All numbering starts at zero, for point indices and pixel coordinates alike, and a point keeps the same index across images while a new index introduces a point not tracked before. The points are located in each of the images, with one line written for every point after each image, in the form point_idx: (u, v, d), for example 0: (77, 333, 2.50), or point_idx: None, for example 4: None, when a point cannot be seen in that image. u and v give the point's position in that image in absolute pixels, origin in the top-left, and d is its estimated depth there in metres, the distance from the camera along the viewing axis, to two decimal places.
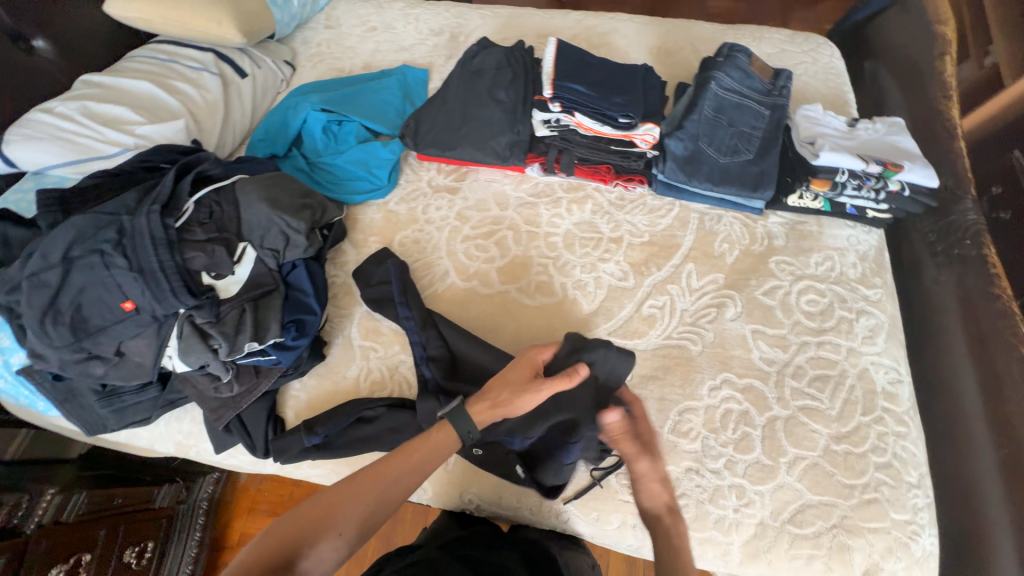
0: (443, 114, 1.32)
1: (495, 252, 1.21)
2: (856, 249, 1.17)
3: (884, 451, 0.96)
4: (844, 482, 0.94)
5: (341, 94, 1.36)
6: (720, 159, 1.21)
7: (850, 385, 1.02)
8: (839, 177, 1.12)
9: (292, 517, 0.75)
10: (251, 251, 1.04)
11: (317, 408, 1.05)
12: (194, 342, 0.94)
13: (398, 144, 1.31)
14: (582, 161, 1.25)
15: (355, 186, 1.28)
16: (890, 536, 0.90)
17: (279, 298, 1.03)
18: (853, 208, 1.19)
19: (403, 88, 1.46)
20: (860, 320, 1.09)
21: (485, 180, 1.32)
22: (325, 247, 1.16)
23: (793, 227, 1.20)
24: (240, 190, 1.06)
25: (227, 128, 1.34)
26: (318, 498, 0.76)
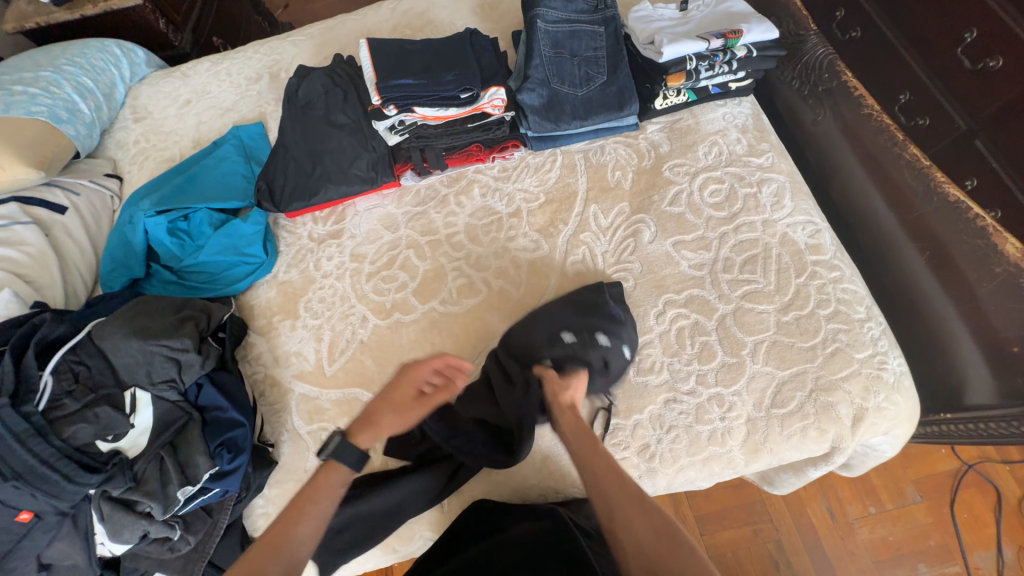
0: (291, 161, 1.21)
1: (403, 277, 1.14)
2: (735, 125, 1.17)
3: (828, 302, 0.98)
4: (804, 346, 0.95)
5: (175, 187, 1.22)
6: (577, 93, 1.17)
7: (777, 255, 1.03)
8: (689, 66, 1.09)
9: None
10: (144, 394, 0.93)
11: None
12: (121, 517, 0.84)
13: (260, 212, 1.19)
14: (449, 151, 1.19)
15: (233, 274, 1.16)
16: (862, 376, 0.93)
17: (197, 426, 0.93)
18: (716, 88, 1.18)
19: (242, 150, 1.33)
20: (763, 190, 1.09)
21: (365, 209, 1.23)
22: (227, 350, 1.05)
23: (672, 128, 1.19)
24: (99, 337, 0.93)
25: (70, 273, 1.18)
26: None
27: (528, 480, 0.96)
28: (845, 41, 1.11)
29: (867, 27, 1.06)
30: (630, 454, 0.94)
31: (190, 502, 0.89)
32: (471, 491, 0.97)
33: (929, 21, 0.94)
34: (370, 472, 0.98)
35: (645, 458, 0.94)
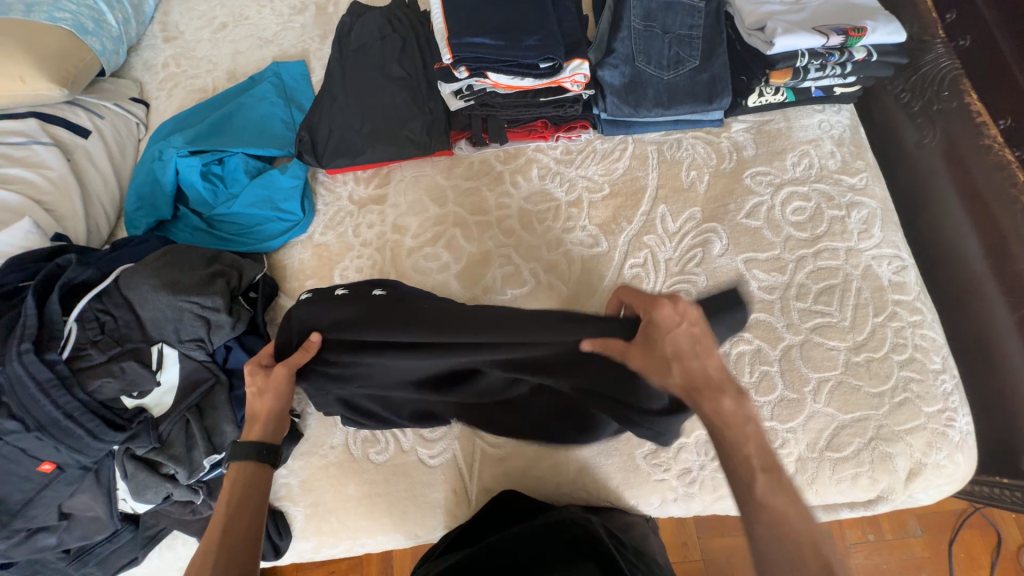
0: (338, 113, 1.10)
1: (448, 257, 1.06)
2: (830, 135, 1.06)
3: (904, 347, 0.91)
4: (871, 392, 0.89)
5: (209, 124, 1.11)
6: (663, 76, 1.04)
7: (856, 289, 0.95)
8: (799, 63, 0.96)
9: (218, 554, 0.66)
10: (171, 350, 0.88)
11: (314, 488, 0.95)
12: (144, 477, 0.82)
13: (299, 165, 1.10)
14: (511, 123, 1.08)
15: (267, 230, 1.08)
16: (927, 431, 0.88)
17: (224, 391, 0.89)
18: (819, 90, 1.06)
19: (282, 91, 1.21)
20: (852, 214, 1.00)
21: (412, 176, 1.13)
22: (258, 312, 0.99)
23: (759, 130, 1.08)
24: (126, 286, 0.87)
25: (93, 205, 1.10)
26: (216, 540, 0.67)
27: (559, 488, 0.93)
28: (952, 47, 1.01)
29: (979, 39, 0.96)
30: (669, 476, 0.90)
31: (215, 468, 0.86)
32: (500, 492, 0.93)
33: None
34: (397, 458, 0.94)
35: (684, 482, 0.90)
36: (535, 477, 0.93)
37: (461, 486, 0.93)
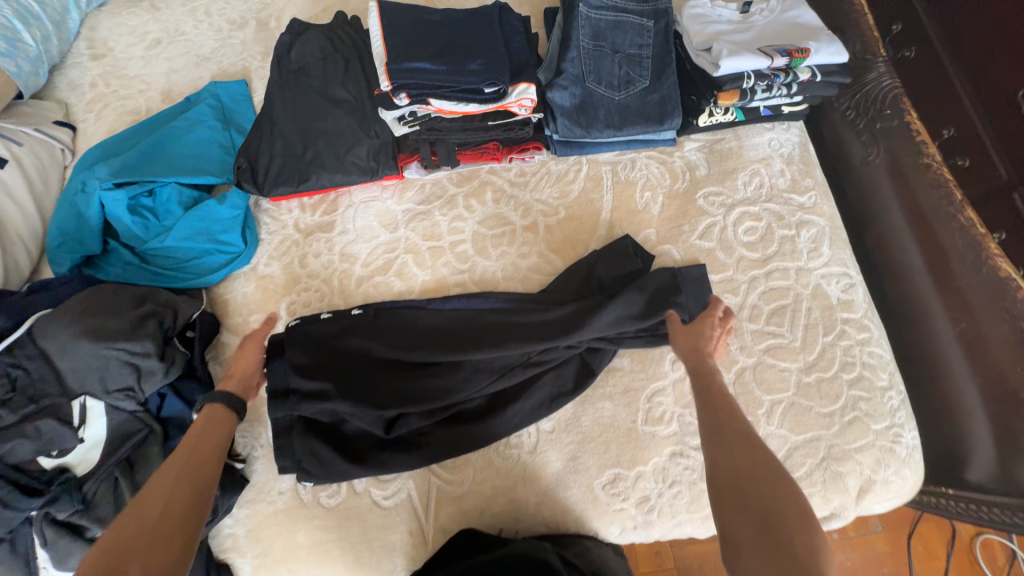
0: (279, 138, 1.05)
1: (400, 286, 1.02)
2: (780, 153, 1.07)
3: (853, 366, 0.93)
4: (822, 412, 0.90)
5: (139, 151, 1.04)
6: (613, 97, 1.03)
7: (807, 309, 0.96)
8: (746, 84, 0.96)
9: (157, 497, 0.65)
10: (94, 403, 0.82)
11: (261, 538, 0.90)
12: (67, 544, 0.76)
13: (239, 193, 1.04)
14: (462, 146, 1.05)
15: (205, 263, 1.02)
16: (876, 448, 0.89)
17: (157, 443, 0.83)
18: (768, 109, 1.06)
19: (220, 113, 1.14)
20: (801, 233, 1.01)
21: (362, 202, 1.09)
22: (196, 354, 0.93)
23: (711, 149, 1.07)
24: (42, 336, 0.81)
25: (10, 242, 1.02)
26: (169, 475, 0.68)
27: (519, 522, 0.90)
28: (896, 59, 1.04)
29: (922, 47, 0.99)
30: (628, 506, 0.89)
31: None
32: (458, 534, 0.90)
33: (993, 65, 0.87)
34: (349, 501, 0.91)
35: (643, 510, 0.89)
36: (494, 514, 0.90)
37: (416, 527, 0.90)
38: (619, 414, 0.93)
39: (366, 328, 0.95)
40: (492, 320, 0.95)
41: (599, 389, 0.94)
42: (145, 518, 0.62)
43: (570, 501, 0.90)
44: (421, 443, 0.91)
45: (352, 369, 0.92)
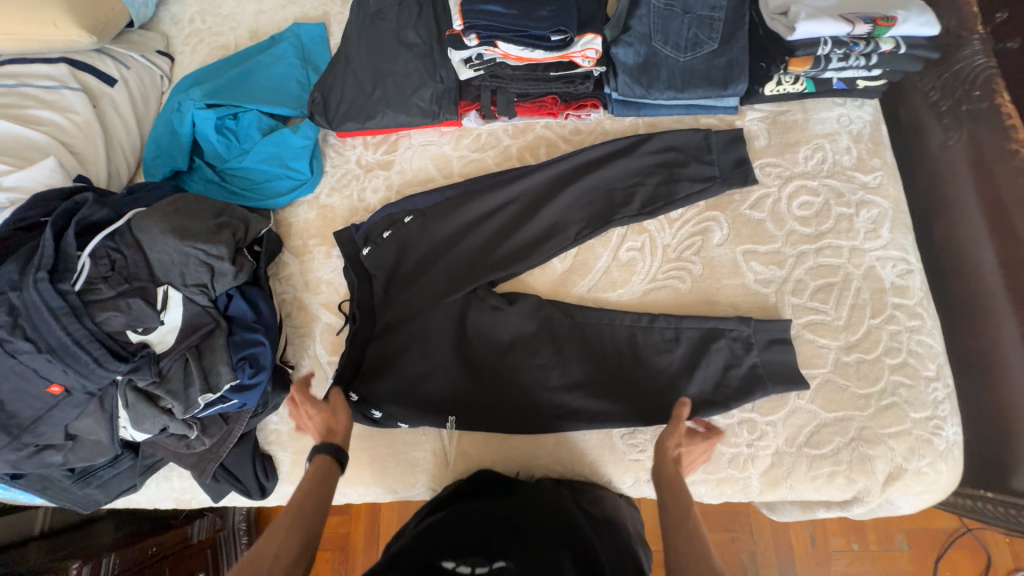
0: (351, 76, 1.11)
1: (451, 243, 1.04)
2: (848, 130, 1.02)
3: (898, 351, 0.89)
4: (858, 393, 0.88)
5: (228, 79, 1.14)
6: (678, 58, 1.02)
7: (856, 289, 0.93)
8: (822, 50, 0.92)
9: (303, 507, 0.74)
10: (175, 293, 0.93)
11: (301, 436, 0.99)
12: (143, 409, 0.87)
13: (311, 125, 1.12)
14: (521, 97, 1.07)
15: (275, 187, 1.12)
16: (911, 437, 0.86)
17: (223, 335, 0.94)
18: (841, 82, 1.02)
19: (299, 51, 1.22)
20: (860, 214, 0.97)
21: (420, 145, 1.15)
22: (261, 266, 1.03)
23: (774, 120, 1.04)
24: (137, 227, 0.92)
25: (115, 152, 1.15)
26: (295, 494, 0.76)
27: (536, 458, 0.93)
28: (993, 38, 0.97)
29: None
30: (644, 457, 0.91)
31: (210, 407, 0.90)
32: (477, 459, 0.94)
33: None
34: None
35: None
36: (513, 447, 0.94)
37: (440, 446, 0.96)
38: (647, 367, 0.93)
39: (420, 250, 1.05)
40: (536, 249, 1.01)
41: (629, 346, 0.95)
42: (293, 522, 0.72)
43: (587, 444, 0.92)
44: (462, 388, 0.95)
45: (402, 293, 1.02)
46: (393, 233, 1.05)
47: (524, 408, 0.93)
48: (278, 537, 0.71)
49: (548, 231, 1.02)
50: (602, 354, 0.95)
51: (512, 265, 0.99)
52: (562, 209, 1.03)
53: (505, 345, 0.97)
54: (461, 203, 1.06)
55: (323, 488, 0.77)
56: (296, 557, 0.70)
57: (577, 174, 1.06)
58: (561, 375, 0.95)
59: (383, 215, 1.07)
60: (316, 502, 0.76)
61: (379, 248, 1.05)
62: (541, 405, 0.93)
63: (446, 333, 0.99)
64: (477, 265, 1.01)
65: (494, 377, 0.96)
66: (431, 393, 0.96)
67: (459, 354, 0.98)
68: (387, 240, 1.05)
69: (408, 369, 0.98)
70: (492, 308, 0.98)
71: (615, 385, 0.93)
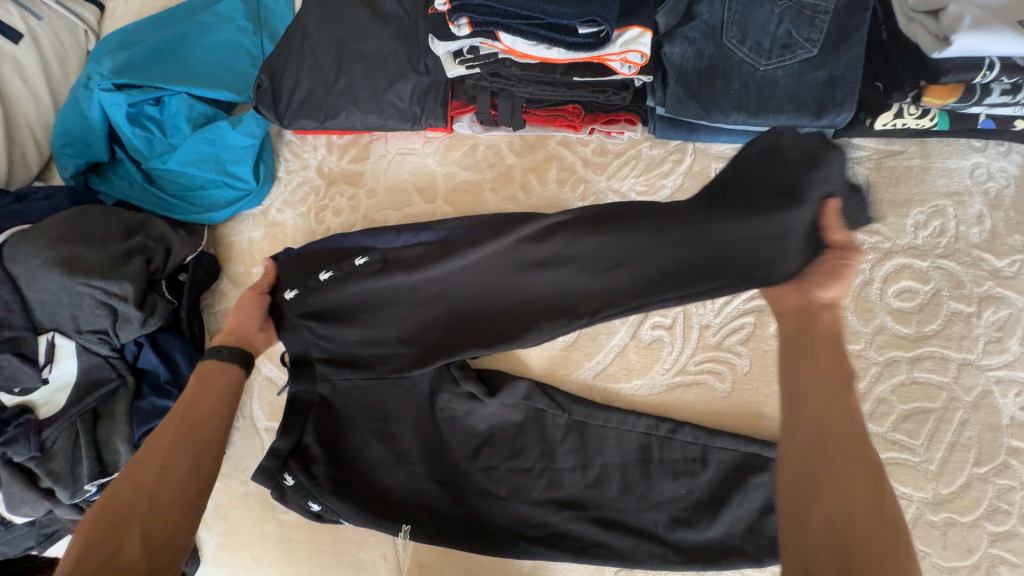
0: (309, 56, 0.83)
1: (415, 304, 0.76)
2: (982, 190, 0.74)
3: (1005, 516, 0.66)
4: (941, 565, 0.66)
5: (152, 47, 0.86)
6: (757, 65, 0.71)
7: (960, 422, 0.68)
8: (982, 77, 0.62)
9: (163, 447, 0.64)
10: (66, 342, 0.74)
11: (226, 517, 0.81)
12: (18, 491, 0.69)
13: (257, 118, 0.86)
14: (531, 104, 0.79)
15: (208, 196, 0.87)
16: None
17: (127, 398, 0.75)
18: (989, 121, 0.71)
19: (255, 11, 0.92)
20: (982, 314, 0.70)
21: (398, 154, 0.89)
22: (184, 303, 0.82)
23: (878, 164, 0.76)
24: (15, 256, 0.71)
25: (17, 135, 0.90)
26: (167, 428, 0.65)
27: None
28: None
29: None
30: None
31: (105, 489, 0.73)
32: (437, 575, 0.76)
33: None
34: None
35: None
36: (481, 564, 0.76)
37: (393, 551, 0.78)
38: (661, 490, 0.71)
39: (373, 306, 0.76)
40: (530, 327, 0.71)
41: (641, 460, 0.73)
42: (163, 465, 0.62)
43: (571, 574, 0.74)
44: (422, 490, 0.74)
45: (344, 360, 0.76)
46: (334, 275, 0.75)
47: (495, 524, 0.72)
48: (164, 440, 0.64)
49: (554, 300, 0.71)
50: (603, 466, 0.73)
51: (494, 348, 0.72)
52: (569, 276, 0.71)
53: (481, 438, 0.76)
54: (433, 248, 0.74)
55: (218, 385, 0.71)
56: (189, 468, 0.63)
57: (603, 219, 0.70)
58: (548, 487, 0.73)
59: (326, 245, 0.78)
60: (211, 401, 0.69)
61: (317, 295, 0.76)
62: (517, 524, 0.72)
63: (408, 416, 0.77)
64: (449, 343, 0.74)
65: (463, 478, 0.74)
66: (387, 487, 0.74)
67: (422, 443, 0.76)
68: (326, 286, 0.75)
69: (355, 459, 0.74)
70: (467, 394, 0.76)
71: (617, 508, 0.72)
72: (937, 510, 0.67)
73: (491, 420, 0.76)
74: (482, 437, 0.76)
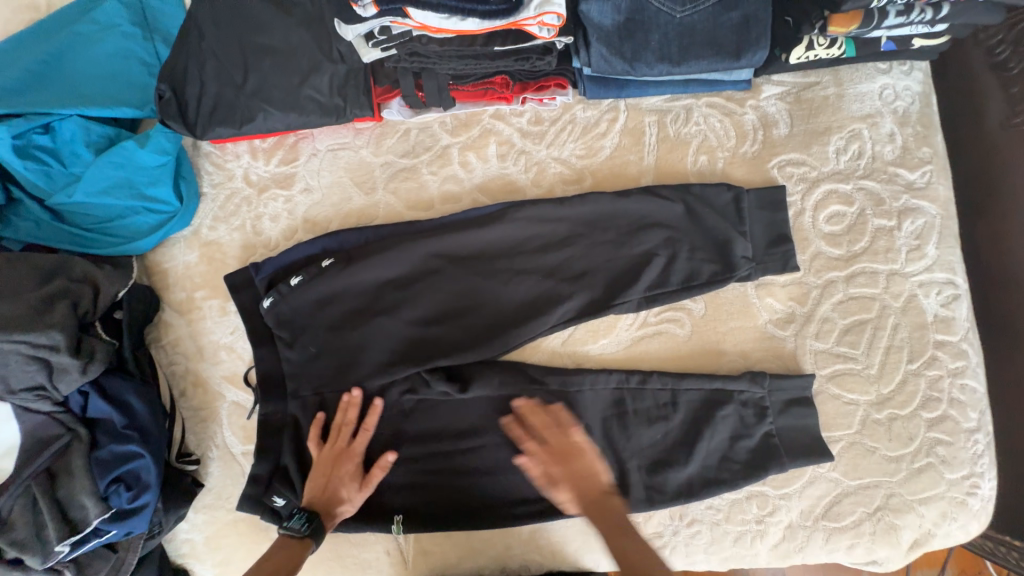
0: (211, 57, 0.77)
1: (382, 300, 0.76)
2: (891, 109, 0.79)
3: (937, 403, 0.73)
4: (888, 456, 0.73)
5: (30, 69, 0.78)
6: (673, 13, 0.72)
7: (893, 328, 0.75)
8: (878, 3, 0.65)
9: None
10: (2, 405, 0.69)
11: (219, 547, 0.80)
12: None
13: (167, 132, 0.79)
14: (458, 80, 0.76)
15: (128, 225, 0.80)
16: (944, 501, 0.72)
17: (82, 452, 0.70)
18: (891, 43, 0.74)
19: (138, 12, 0.83)
20: (902, 226, 0.76)
21: (329, 150, 0.85)
22: (126, 342, 0.77)
23: (797, 98, 0.80)
24: None
25: None
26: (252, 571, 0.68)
27: (511, 549, 0.78)
28: None
29: None
30: None
31: (81, 547, 0.70)
32: (442, 558, 0.78)
33: None
34: None
35: (654, 546, 0.76)
36: (482, 540, 0.78)
37: (395, 545, 0.79)
38: (640, 438, 0.75)
39: (345, 308, 0.76)
40: (499, 306, 0.76)
41: (616, 414, 0.76)
42: None
43: (567, 529, 0.77)
44: (413, 483, 0.75)
45: (321, 366, 0.76)
46: (301, 281, 0.75)
47: (489, 498, 0.75)
48: None
49: (517, 281, 0.76)
50: (583, 427, 0.76)
51: (465, 328, 0.76)
52: (533, 270, 0.76)
53: (464, 425, 0.76)
54: (395, 244, 0.76)
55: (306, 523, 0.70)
56: None
57: (567, 227, 0.76)
58: None
59: (296, 253, 0.78)
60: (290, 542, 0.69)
61: (286, 301, 0.75)
62: (512, 496, 0.75)
63: (385, 417, 0.76)
64: (424, 333, 0.76)
65: (452, 464, 0.75)
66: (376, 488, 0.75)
67: (406, 438, 0.76)
68: (298, 289, 0.75)
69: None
70: (440, 393, 0.75)
71: (602, 463, 0.75)
72: (881, 408, 0.74)
73: (471, 409, 0.76)
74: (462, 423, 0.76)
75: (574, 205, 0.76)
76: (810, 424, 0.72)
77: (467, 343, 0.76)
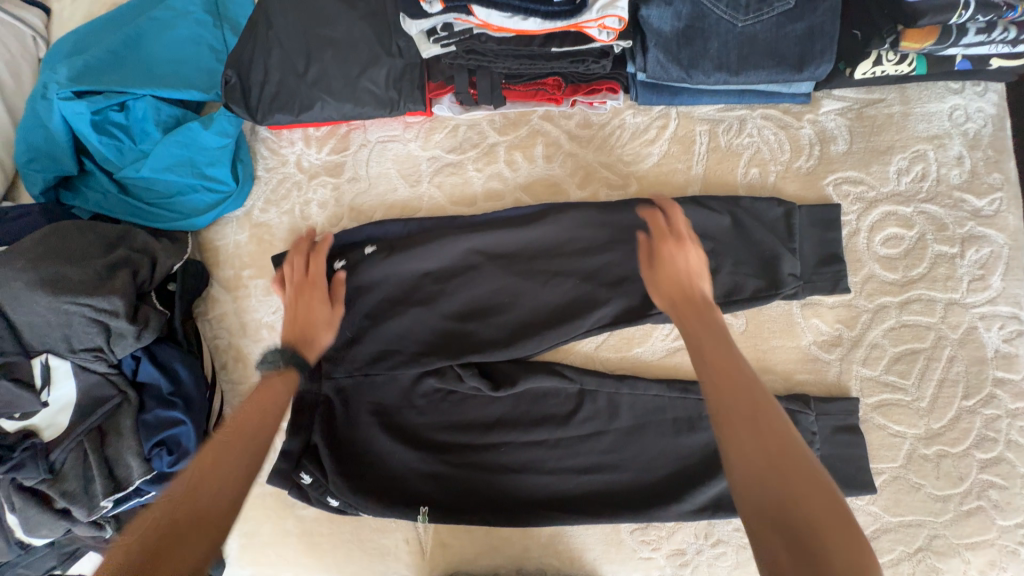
0: (275, 46, 0.80)
1: (420, 292, 0.77)
2: (960, 131, 0.75)
3: (992, 444, 0.69)
4: (933, 494, 0.70)
5: (110, 49, 0.82)
6: (735, 21, 0.70)
7: (948, 360, 0.71)
8: (958, 18, 0.62)
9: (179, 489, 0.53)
10: (61, 363, 0.73)
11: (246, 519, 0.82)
12: (36, 513, 0.70)
13: (229, 116, 0.83)
14: (511, 79, 0.77)
15: (186, 202, 0.84)
16: (993, 548, 0.68)
17: (131, 414, 0.74)
18: (966, 62, 0.71)
19: (211, 1, 0.87)
20: (965, 254, 0.73)
21: (379, 142, 0.87)
22: (177, 314, 0.80)
23: (858, 114, 0.77)
24: None
25: None
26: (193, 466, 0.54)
27: (528, 551, 0.77)
28: None
29: None
30: (658, 555, 0.75)
31: (122, 503, 0.74)
32: (460, 552, 0.79)
33: None
34: None
35: (675, 563, 0.75)
36: (501, 538, 0.78)
37: (415, 534, 0.80)
38: (669, 451, 0.74)
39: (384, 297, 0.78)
40: (535, 307, 0.76)
41: (647, 425, 0.74)
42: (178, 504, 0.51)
43: (587, 536, 0.77)
44: (438, 475, 0.75)
45: (357, 352, 0.77)
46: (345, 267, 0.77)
47: (512, 499, 0.75)
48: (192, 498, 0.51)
49: (555, 283, 0.76)
50: (611, 435, 0.75)
51: (500, 325, 0.76)
52: (572, 273, 0.76)
53: (492, 421, 0.76)
54: (438, 238, 0.77)
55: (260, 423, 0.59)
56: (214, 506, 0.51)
57: (610, 232, 0.76)
58: (560, 458, 0.75)
59: (341, 239, 0.80)
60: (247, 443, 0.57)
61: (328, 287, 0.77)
62: (534, 498, 0.74)
63: (415, 407, 0.77)
64: (460, 327, 0.77)
65: (477, 460, 0.76)
66: (401, 477, 0.76)
67: (434, 429, 0.77)
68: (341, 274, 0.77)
69: (371, 445, 0.76)
70: (471, 388, 0.76)
71: (628, 473, 0.74)
72: (929, 443, 0.70)
73: (499, 407, 0.76)
74: (490, 421, 0.76)
75: (617, 210, 0.75)
76: (852, 453, 0.69)
77: (500, 340, 0.76)
